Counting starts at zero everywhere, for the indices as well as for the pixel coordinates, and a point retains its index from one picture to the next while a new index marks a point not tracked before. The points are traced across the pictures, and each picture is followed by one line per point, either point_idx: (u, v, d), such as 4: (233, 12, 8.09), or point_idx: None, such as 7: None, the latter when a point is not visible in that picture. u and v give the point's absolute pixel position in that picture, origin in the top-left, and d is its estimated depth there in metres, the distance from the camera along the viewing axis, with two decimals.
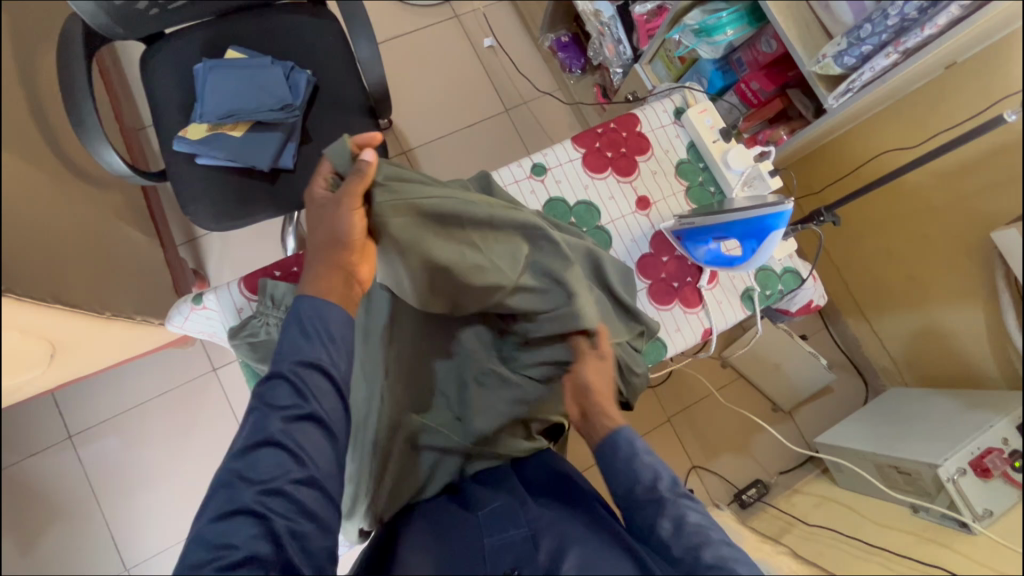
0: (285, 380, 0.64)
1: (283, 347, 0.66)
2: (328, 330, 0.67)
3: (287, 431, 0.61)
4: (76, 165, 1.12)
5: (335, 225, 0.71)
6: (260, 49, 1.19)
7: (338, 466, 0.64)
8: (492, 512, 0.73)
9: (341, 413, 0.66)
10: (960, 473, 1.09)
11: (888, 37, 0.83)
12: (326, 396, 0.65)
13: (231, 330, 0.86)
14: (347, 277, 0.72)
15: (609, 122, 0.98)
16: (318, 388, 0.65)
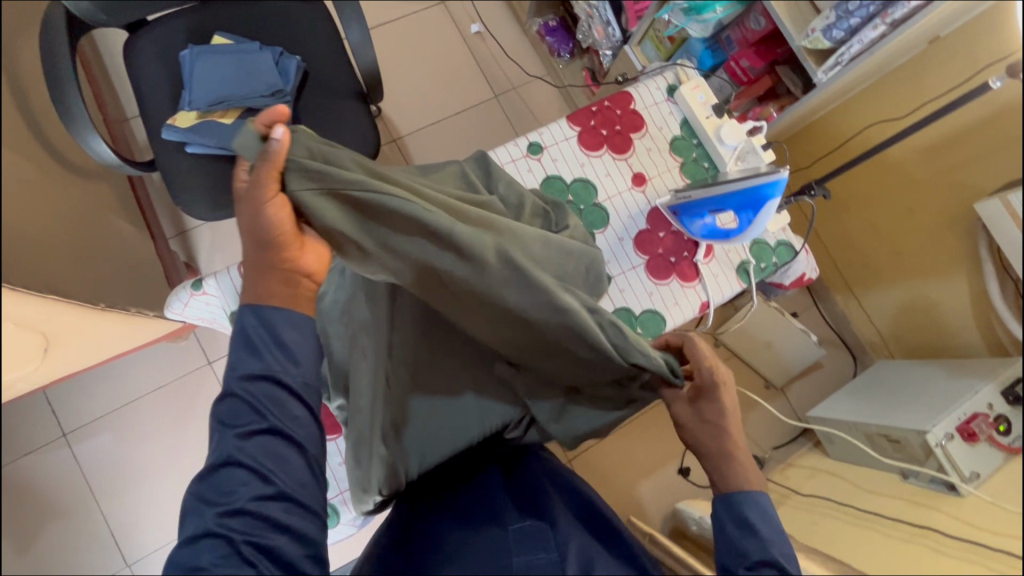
0: (239, 396, 0.59)
1: (233, 360, 0.61)
2: (279, 336, 0.60)
3: (245, 450, 0.57)
4: (64, 156, 1.10)
5: (258, 223, 0.59)
6: (247, 35, 1.18)
7: (309, 474, 0.59)
8: (523, 530, 0.74)
9: (308, 418, 0.61)
10: (948, 438, 1.13)
11: (876, 9, 0.84)
12: (285, 407, 0.60)
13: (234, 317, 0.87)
14: (287, 275, 0.61)
15: (604, 100, 0.99)
16: (274, 398, 0.59)
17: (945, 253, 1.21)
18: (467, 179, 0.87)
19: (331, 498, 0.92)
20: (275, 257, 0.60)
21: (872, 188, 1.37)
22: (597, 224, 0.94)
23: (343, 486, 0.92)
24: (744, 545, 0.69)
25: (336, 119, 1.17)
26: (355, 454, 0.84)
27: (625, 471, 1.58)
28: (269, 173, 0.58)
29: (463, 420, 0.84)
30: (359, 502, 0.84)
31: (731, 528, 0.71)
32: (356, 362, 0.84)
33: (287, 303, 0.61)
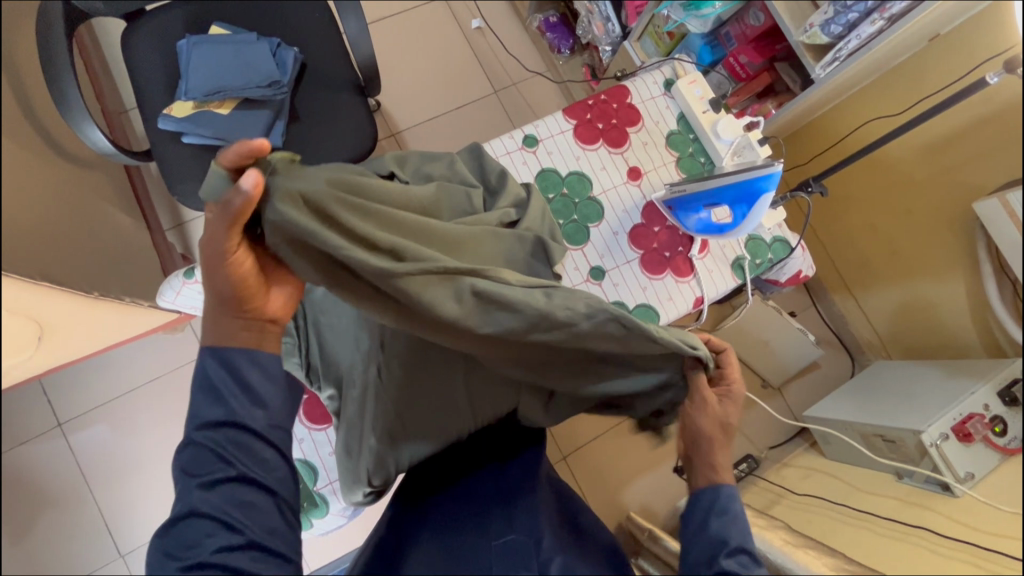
0: (203, 445, 0.60)
1: (198, 407, 0.61)
2: (242, 380, 0.61)
3: (209, 500, 0.59)
4: (59, 143, 1.10)
5: (217, 271, 0.57)
6: (244, 26, 1.17)
7: (276, 519, 0.61)
8: (508, 545, 0.73)
9: (278, 461, 0.63)
10: (942, 438, 1.14)
11: (875, 3, 0.84)
12: (252, 451, 0.61)
13: None
14: (248, 318, 0.62)
15: (600, 93, 0.98)
16: (241, 446, 0.60)
17: (955, 256, 1.19)
18: (460, 173, 0.88)
19: (320, 487, 0.91)
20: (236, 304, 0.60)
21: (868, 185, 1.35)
22: (591, 218, 0.94)
23: (333, 476, 0.91)
24: (723, 532, 0.70)
25: (332, 111, 1.17)
26: (348, 447, 0.83)
27: (620, 468, 1.58)
28: (231, 226, 0.54)
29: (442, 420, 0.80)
30: (352, 497, 0.83)
31: (705, 516, 0.72)
32: (350, 354, 0.83)
33: (251, 343, 0.63)
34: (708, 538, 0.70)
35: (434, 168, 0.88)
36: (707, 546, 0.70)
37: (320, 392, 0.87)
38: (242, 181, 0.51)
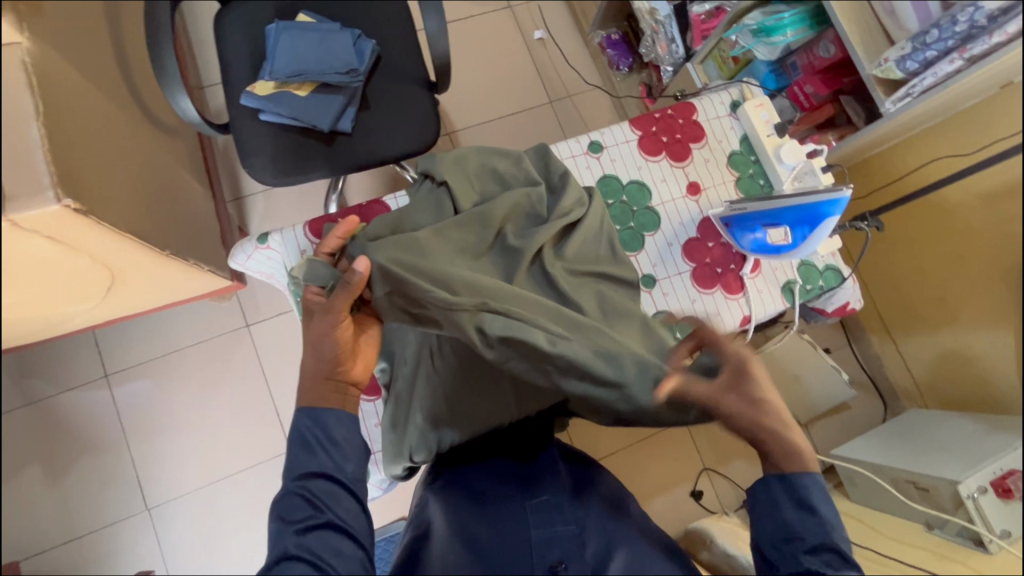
0: (298, 495, 0.66)
1: (291, 464, 0.69)
2: (330, 436, 0.71)
3: (302, 544, 0.63)
4: (148, 108, 1.18)
5: (321, 340, 0.72)
6: (329, 16, 1.24)
7: (361, 564, 0.64)
8: (540, 505, 0.75)
9: (357, 506, 0.69)
10: (980, 491, 1.11)
11: (955, 44, 0.84)
12: (340, 498, 0.68)
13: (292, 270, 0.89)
14: (337, 380, 0.73)
15: (667, 108, 1.01)
16: (330, 493, 0.68)
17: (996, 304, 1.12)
18: (528, 174, 0.92)
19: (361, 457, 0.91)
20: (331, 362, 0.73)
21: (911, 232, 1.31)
22: (648, 226, 0.96)
23: (376, 447, 0.91)
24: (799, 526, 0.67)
25: (400, 103, 1.22)
26: (395, 419, 0.85)
27: (637, 485, 1.56)
28: (347, 301, 0.72)
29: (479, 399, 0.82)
30: (390, 468, 0.85)
31: (785, 509, 0.69)
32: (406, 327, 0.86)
33: (337, 404, 0.73)
34: (784, 529, 0.68)
35: (502, 165, 0.92)
36: (783, 533, 0.68)
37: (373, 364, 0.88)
38: (356, 265, 0.72)
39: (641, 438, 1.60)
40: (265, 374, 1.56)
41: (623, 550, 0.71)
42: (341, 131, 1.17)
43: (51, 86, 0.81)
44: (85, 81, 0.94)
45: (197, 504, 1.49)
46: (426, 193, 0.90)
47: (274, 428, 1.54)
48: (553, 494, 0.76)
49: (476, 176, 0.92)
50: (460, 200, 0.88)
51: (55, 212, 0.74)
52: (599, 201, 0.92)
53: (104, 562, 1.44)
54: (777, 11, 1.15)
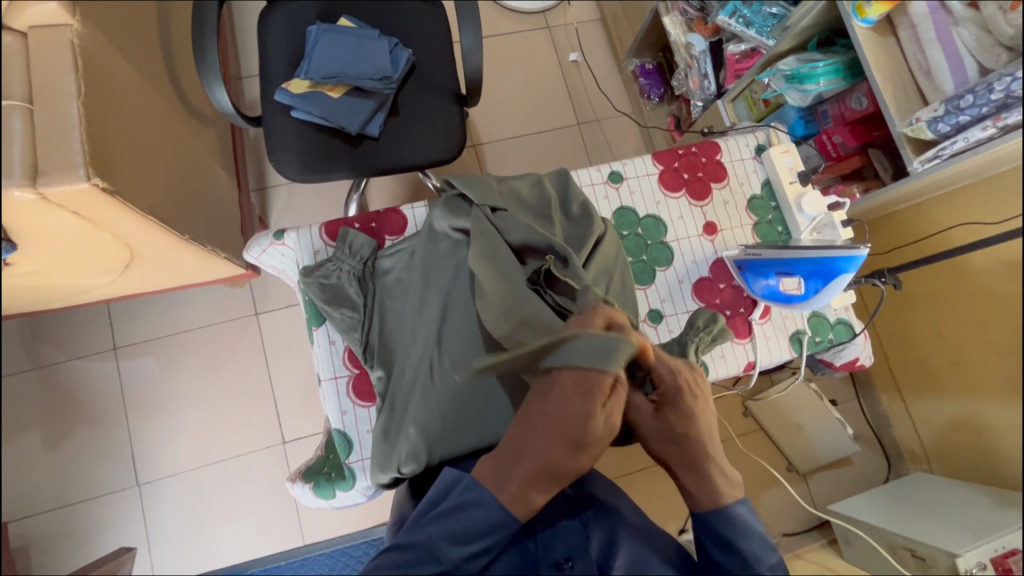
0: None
1: (430, 542, 0.62)
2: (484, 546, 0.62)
3: None
4: (185, 94, 1.21)
5: (573, 454, 0.62)
6: (369, 23, 1.27)
7: None
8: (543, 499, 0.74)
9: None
10: (979, 568, 1.10)
11: (989, 111, 0.84)
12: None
13: (305, 269, 0.89)
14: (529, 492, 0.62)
15: (691, 146, 1.01)
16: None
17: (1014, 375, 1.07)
18: (547, 197, 0.92)
19: (349, 462, 0.89)
20: (565, 454, 0.62)
21: (925, 292, 1.27)
22: (660, 261, 0.96)
23: (364, 454, 0.89)
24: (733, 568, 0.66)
25: (429, 113, 1.24)
26: (387, 429, 0.83)
27: None
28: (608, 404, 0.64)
29: (475, 408, 0.82)
30: (375, 477, 0.83)
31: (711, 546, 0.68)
32: (411, 339, 0.87)
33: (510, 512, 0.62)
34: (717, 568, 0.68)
35: (520, 186, 0.93)
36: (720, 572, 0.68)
37: (369, 371, 0.87)
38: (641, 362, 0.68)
39: (636, 470, 1.56)
40: (267, 363, 1.58)
41: (626, 545, 0.69)
42: (368, 135, 1.19)
43: (95, 68, 0.84)
44: (127, 65, 0.98)
45: (185, 484, 1.50)
46: (449, 204, 0.90)
47: (270, 416, 1.55)
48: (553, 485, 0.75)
49: (496, 192, 0.91)
50: (497, 219, 0.87)
51: (84, 189, 0.76)
52: (612, 232, 0.92)
53: (90, 532, 1.45)
54: (812, 59, 1.15)
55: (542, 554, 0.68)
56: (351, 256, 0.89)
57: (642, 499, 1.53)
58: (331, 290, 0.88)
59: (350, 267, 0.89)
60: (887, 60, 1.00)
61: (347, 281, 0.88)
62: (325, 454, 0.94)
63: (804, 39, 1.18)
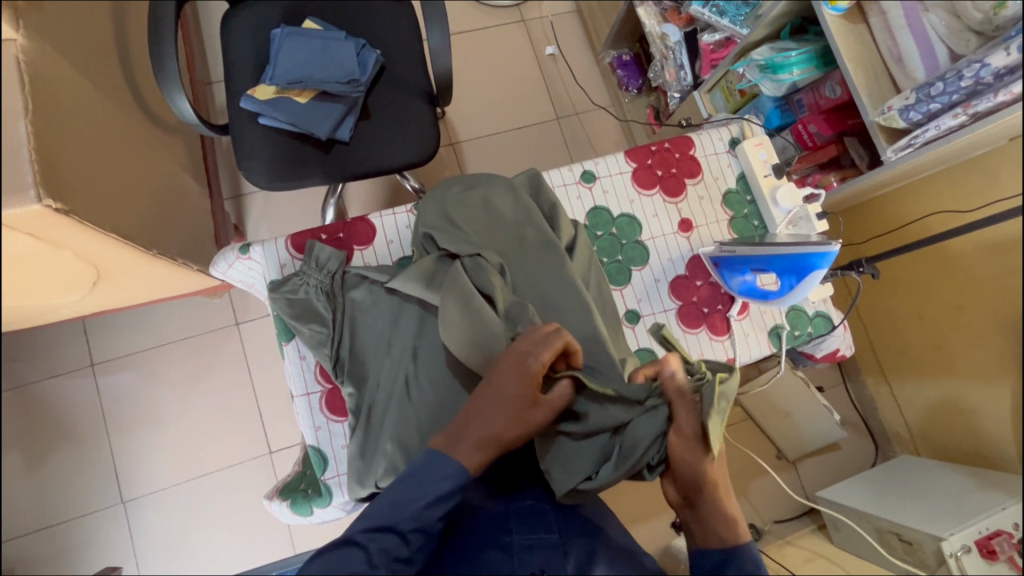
0: (390, 519, 0.62)
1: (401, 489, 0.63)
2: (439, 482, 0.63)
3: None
4: (146, 103, 1.18)
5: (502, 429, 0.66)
6: (335, 24, 1.24)
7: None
8: (522, 510, 0.76)
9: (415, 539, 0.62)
10: (964, 550, 1.10)
11: (959, 98, 0.83)
12: (416, 538, 0.63)
13: (272, 284, 0.87)
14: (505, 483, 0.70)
15: (664, 141, 1.00)
16: (414, 537, 0.62)
17: (993, 357, 1.08)
18: (529, 212, 0.89)
19: (325, 478, 0.88)
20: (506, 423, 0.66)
21: (906, 278, 1.26)
22: (635, 261, 0.95)
23: (341, 468, 0.88)
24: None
25: (400, 114, 1.21)
26: (364, 446, 0.82)
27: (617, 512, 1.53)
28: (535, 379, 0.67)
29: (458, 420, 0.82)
30: (351, 489, 0.83)
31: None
32: (383, 353, 0.86)
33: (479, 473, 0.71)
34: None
35: (490, 193, 0.91)
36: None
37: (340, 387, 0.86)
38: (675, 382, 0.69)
39: None
40: (251, 372, 1.56)
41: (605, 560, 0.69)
42: (339, 139, 1.17)
43: (44, 82, 0.81)
44: (79, 77, 0.94)
45: (171, 500, 1.48)
46: (429, 268, 0.85)
47: (255, 427, 1.54)
48: (537, 499, 0.78)
49: (472, 240, 0.86)
50: (476, 273, 0.83)
51: (36, 211, 0.74)
52: (584, 239, 0.91)
53: (77, 551, 1.43)
54: (785, 47, 1.14)
55: (517, 567, 0.70)
56: (318, 270, 0.88)
57: (633, 494, 1.53)
58: (299, 305, 0.86)
59: (317, 281, 0.87)
60: (859, 48, 0.99)
61: (315, 296, 0.86)
62: (302, 470, 0.93)
63: (777, 27, 1.17)
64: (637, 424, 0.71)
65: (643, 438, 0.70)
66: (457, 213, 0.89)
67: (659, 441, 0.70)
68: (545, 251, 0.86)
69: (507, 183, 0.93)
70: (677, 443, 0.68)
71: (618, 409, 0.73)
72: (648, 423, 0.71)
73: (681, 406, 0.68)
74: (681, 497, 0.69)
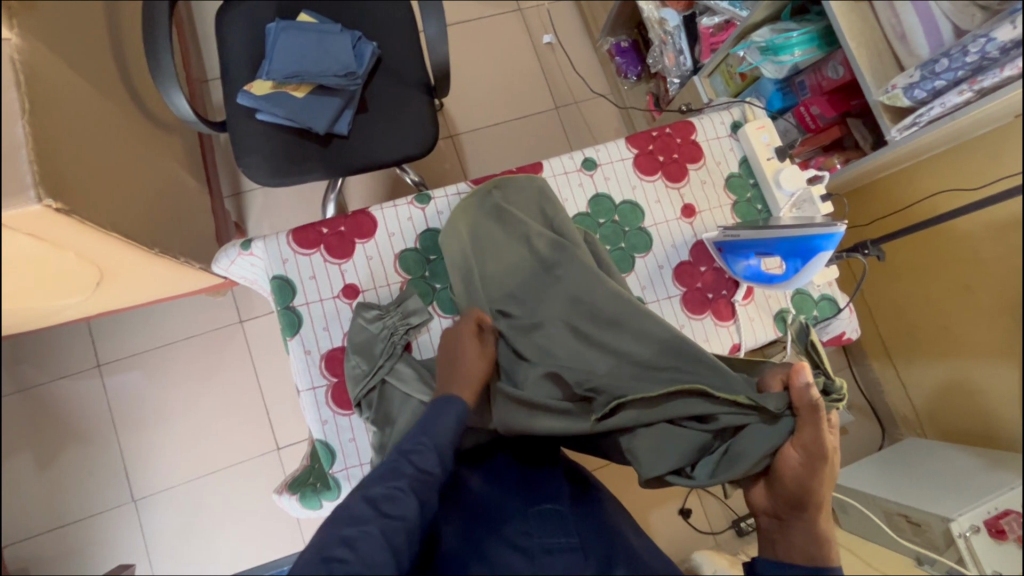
0: (379, 488, 0.68)
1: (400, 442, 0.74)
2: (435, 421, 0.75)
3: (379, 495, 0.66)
4: (142, 101, 1.17)
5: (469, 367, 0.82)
6: (331, 17, 1.23)
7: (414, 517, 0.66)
8: (541, 514, 0.77)
9: (406, 488, 0.68)
10: (972, 530, 1.11)
11: (965, 74, 0.82)
12: (404, 508, 0.66)
13: (357, 306, 0.89)
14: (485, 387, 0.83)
15: (666, 126, 0.99)
16: (399, 501, 0.66)
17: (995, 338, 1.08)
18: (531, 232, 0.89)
19: (334, 471, 0.89)
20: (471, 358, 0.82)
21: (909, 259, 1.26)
22: (638, 248, 0.94)
23: (354, 462, 0.89)
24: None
25: (398, 106, 1.20)
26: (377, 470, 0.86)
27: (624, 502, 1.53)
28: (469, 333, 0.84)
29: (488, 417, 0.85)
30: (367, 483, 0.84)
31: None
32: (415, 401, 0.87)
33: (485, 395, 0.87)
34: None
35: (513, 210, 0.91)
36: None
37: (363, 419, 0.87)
38: (800, 385, 0.70)
39: None
40: (256, 368, 1.57)
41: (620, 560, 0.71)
42: (337, 134, 1.16)
43: (40, 83, 0.81)
44: (76, 77, 0.94)
45: (180, 498, 1.49)
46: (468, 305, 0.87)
47: (262, 423, 1.54)
48: (557, 502, 0.79)
49: (494, 274, 0.89)
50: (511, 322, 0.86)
51: (37, 212, 0.73)
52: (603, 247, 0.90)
53: (87, 550, 1.45)
54: (786, 28, 1.12)
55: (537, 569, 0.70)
56: (397, 311, 0.90)
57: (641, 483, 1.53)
58: (364, 340, 0.88)
59: (394, 321, 0.89)
60: (861, 27, 0.98)
61: (383, 336, 0.88)
62: (311, 465, 0.94)
63: (778, 8, 1.15)
64: (754, 432, 0.74)
65: (753, 449, 0.73)
66: (488, 238, 0.90)
67: (770, 453, 0.72)
68: (555, 274, 0.87)
69: (496, 202, 0.92)
70: (792, 454, 0.70)
71: (732, 413, 0.76)
72: (761, 439, 0.73)
73: (806, 420, 0.70)
74: (773, 507, 0.71)
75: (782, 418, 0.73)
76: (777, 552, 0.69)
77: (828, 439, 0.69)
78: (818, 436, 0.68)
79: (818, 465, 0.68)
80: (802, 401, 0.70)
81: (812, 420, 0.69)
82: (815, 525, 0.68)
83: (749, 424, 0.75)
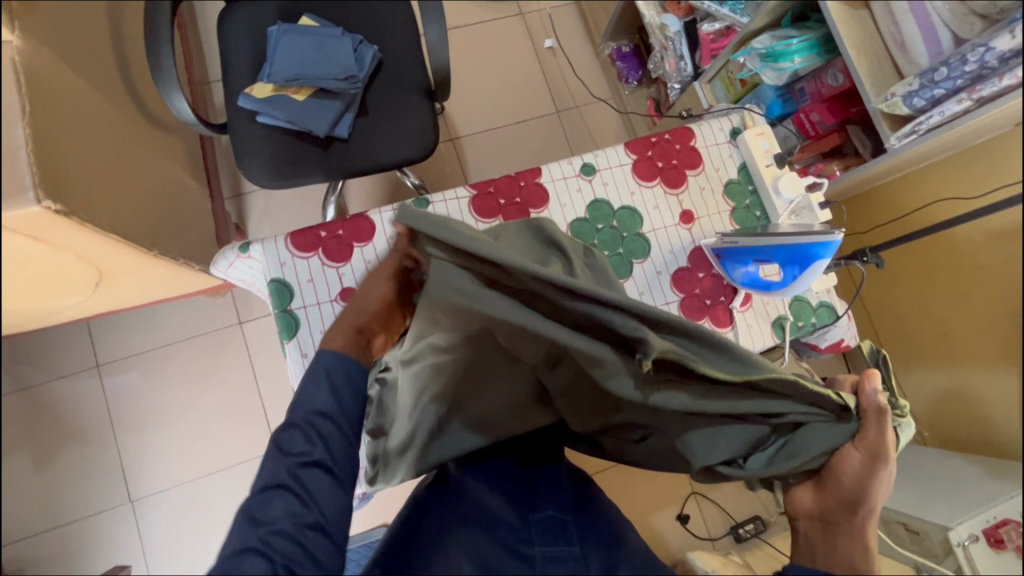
0: (282, 474, 0.62)
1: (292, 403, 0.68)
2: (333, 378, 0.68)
3: (295, 475, 0.62)
4: (143, 103, 1.17)
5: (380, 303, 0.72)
6: (332, 21, 1.23)
7: (336, 490, 0.64)
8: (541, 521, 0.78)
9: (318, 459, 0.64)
10: (971, 539, 1.14)
11: (964, 84, 0.82)
12: (315, 489, 0.62)
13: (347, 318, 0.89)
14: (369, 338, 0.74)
15: (665, 133, 0.99)
16: (311, 480, 0.63)
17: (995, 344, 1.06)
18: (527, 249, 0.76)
19: None
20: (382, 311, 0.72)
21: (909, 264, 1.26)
22: (637, 253, 0.94)
23: None
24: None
25: (398, 110, 1.21)
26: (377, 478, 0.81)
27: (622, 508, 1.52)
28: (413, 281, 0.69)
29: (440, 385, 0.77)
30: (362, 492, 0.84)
31: None
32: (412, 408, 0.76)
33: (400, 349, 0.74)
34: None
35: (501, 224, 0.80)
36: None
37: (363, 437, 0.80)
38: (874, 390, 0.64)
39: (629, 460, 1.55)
40: (255, 369, 1.57)
41: None
42: (338, 137, 1.16)
43: (42, 85, 0.81)
44: (77, 78, 0.94)
45: (178, 499, 1.49)
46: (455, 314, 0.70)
47: (260, 424, 1.54)
48: (558, 510, 0.79)
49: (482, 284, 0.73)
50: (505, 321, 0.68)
51: (36, 213, 0.73)
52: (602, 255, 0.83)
53: (84, 551, 1.45)
54: (786, 35, 1.13)
55: None
56: None
57: (639, 488, 1.53)
58: None
59: None
60: (861, 36, 0.98)
61: None
62: None
63: (778, 15, 1.16)
64: (818, 431, 0.63)
65: (816, 447, 0.63)
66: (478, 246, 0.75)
67: (827, 453, 0.64)
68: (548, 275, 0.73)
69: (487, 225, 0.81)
70: (852, 456, 0.63)
71: (801, 410, 0.63)
72: (824, 438, 0.63)
73: (872, 421, 0.63)
74: (819, 510, 0.64)
75: (846, 419, 0.64)
76: (815, 559, 0.62)
77: (891, 439, 0.62)
78: (884, 435, 0.62)
79: (879, 470, 0.61)
80: (870, 402, 0.64)
81: (880, 420, 0.63)
82: (860, 537, 0.61)
83: (815, 422, 0.64)
